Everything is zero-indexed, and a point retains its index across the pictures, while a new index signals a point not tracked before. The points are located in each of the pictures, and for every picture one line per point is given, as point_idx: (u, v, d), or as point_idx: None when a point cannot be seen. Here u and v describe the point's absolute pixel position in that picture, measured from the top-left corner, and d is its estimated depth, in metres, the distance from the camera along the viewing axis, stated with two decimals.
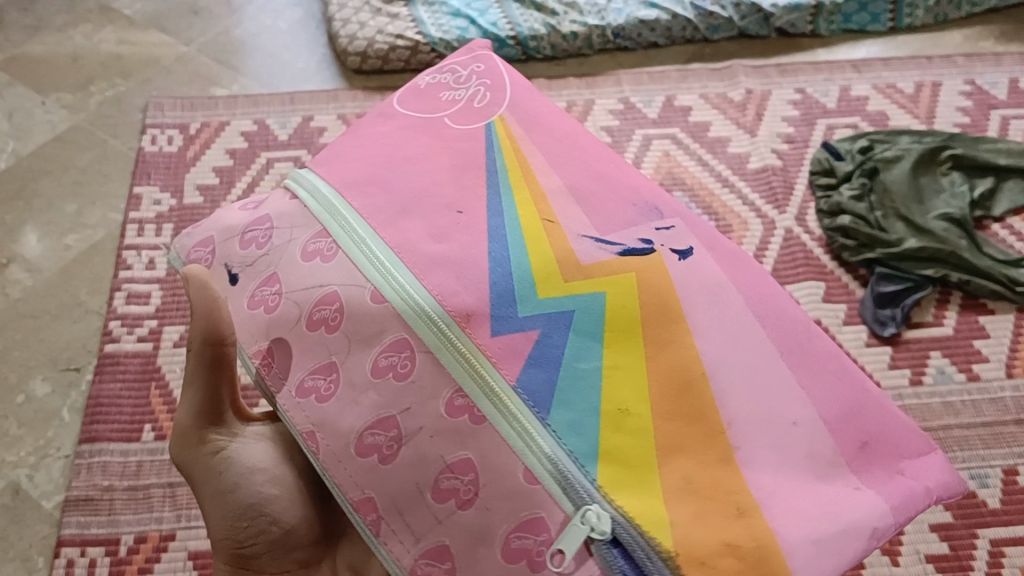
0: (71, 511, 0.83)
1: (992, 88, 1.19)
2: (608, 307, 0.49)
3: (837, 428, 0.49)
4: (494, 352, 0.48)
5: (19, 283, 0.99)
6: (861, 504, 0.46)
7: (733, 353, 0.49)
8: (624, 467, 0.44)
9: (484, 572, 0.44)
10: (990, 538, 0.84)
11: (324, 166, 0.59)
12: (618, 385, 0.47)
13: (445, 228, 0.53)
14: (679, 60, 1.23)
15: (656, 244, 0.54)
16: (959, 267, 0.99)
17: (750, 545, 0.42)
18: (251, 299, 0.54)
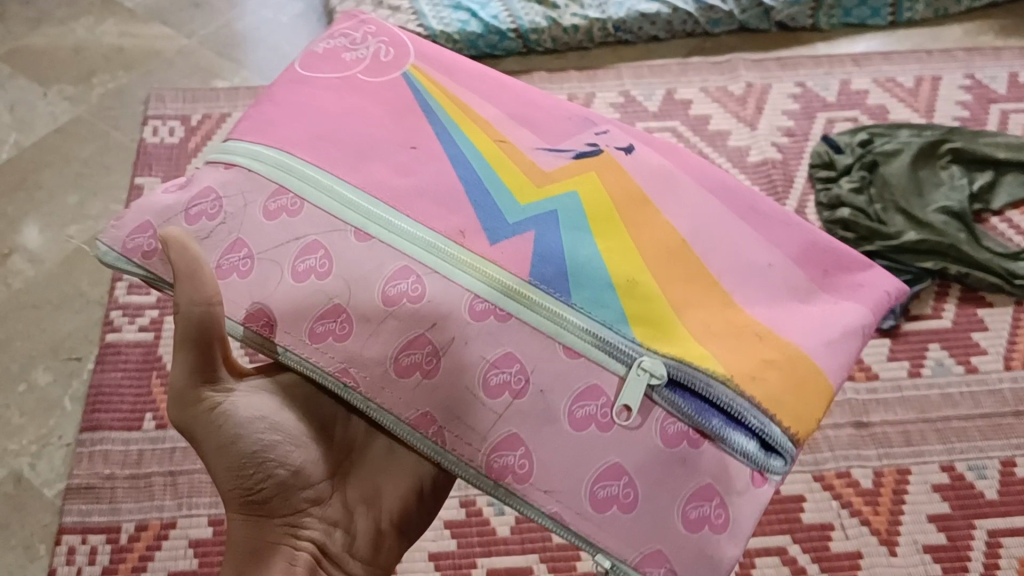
0: (72, 500, 0.83)
1: (992, 82, 1.20)
2: (584, 203, 0.53)
3: (803, 260, 0.55)
4: (499, 258, 0.50)
5: (21, 273, 0.99)
6: (847, 313, 0.53)
7: (703, 222, 0.54)
8: (651, 326, 0.48)
9: (561, 448, 0.46)
10: (987, 528, 0.84)
11: (258, 135, 0.56)
12: (616, 259, 0.51)
13: (405, 162, 0.54)
14: (680, 54, 1.23)
15: (601, 145, 0.57)
16: (958, 260, 0.99)
17: (778, 355, 0.49)
18: (219, 266, 0.53)
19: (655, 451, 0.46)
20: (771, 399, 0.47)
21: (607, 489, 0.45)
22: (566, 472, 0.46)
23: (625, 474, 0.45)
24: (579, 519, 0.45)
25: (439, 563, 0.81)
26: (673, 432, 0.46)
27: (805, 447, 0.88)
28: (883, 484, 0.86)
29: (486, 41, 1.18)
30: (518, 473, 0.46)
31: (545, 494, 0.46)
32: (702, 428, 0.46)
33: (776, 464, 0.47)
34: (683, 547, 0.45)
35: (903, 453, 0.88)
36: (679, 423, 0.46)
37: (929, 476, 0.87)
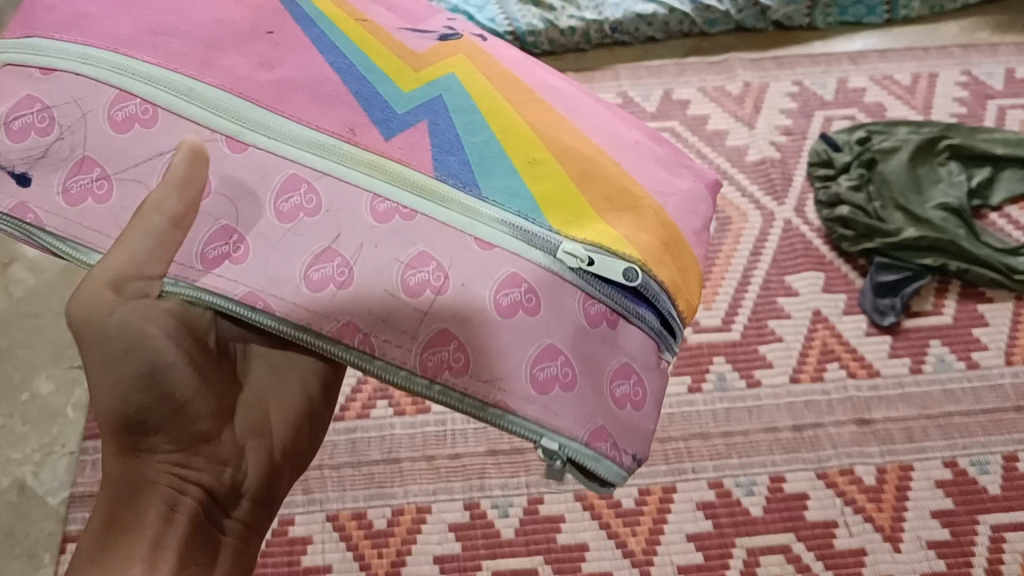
0: (78, 508, 0.83)
1: (988, 78, 1.20)
2: (469, 89, 0.51)
3: (652, 135, 0.58)
4: (396, 154, 0.47)
5: (20, 282, 0.99)
6: (705, 190, 0.57)
7: (563, 96, 0.55)
8: (559, 210, 0.48)
9: (492, 335, 0.44)
10: (990, 523, 0.84)
11: (77, 33, 0.48)
12: (515, 145, 0.49)
13: (268, 54, 0.49)
14: (677, 55, 1.24)
15: (460, 30, 0.56)
16: (957, 256, 0.99)
17: (665, 232, 0.51)
18: (63, 191, 0.46)
19: (493, 325, 0.44)
20: (674, 282, 0.51)
21: (510, 296, 0.45)
22: (503, 358, 0.44)
23: (524, 281, 0.46)
24: (523, 402, 0.44)
25: (444, 566, 0.81)
26: (507, 303, 0.45)
27: (808, 444, 0.88)
28: (886, 481, 0.86)
29: None
30: (455, 367, 0.44)
31: (486, 383, 0.44)
32: (616, 308, 0.48)
33: (669, 346, 0.52)
34: (620, 425, 0.47)
35: (906, 449, 0.88)
36: (510, 294, 0.45)
37: (931, 472, 0.87)
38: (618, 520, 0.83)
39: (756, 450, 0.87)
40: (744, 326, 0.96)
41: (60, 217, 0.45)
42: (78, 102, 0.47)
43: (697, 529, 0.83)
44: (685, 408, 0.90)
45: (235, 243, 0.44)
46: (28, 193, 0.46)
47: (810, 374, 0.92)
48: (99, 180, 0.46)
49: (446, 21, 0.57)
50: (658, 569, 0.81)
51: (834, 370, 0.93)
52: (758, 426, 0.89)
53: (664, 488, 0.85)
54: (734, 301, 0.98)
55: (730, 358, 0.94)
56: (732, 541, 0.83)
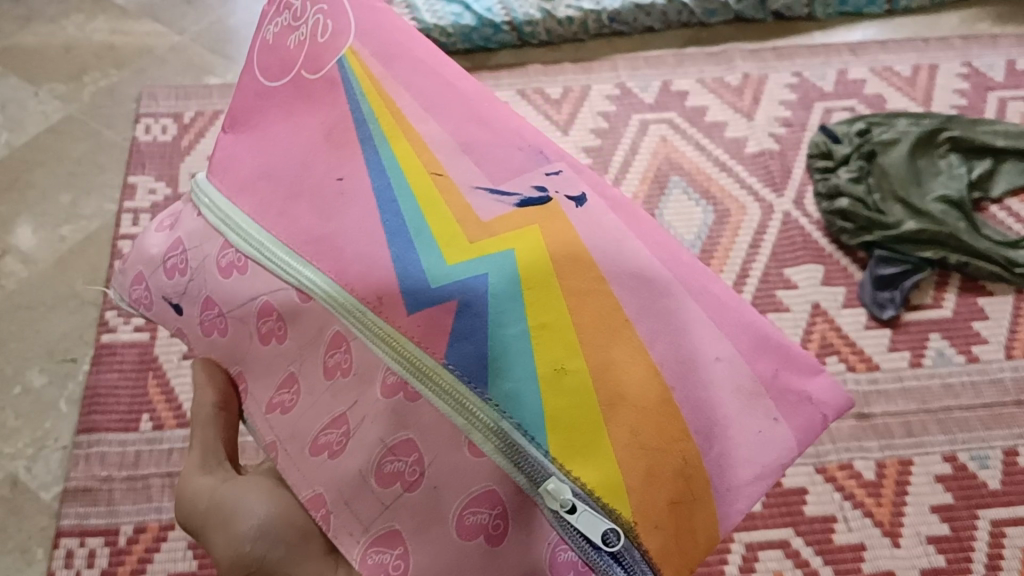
0: (70, 502, 0.82)
1: (989, 70, 1.19)
2: (520, 269, 0.39)
3: (760, 357, 0.39)
4: (415, 331, 0.39)
5: (13, 275, 0.98)
6: (781, 444, 0.38)
7: (644, 278, 0.40)
8: (566, 438, 0.37)
9: (442, 552, 0.37)
10: (990, 518, 0.84)
11: (216, 176, 0.48)
12: (546, 344, 0.38)
13: (329, 204, 0.43)
14: (675, 45, 1.23)
15: (551, 190, 0.43)
16: (958, 249, 0.99)
17: (682, 492, 0.37)
18: (202, 325, 0.47)
19: (368, 493, 0.39)
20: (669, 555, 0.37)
21: (393, 464, 0.38)
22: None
23: (416, 451, 0.38)
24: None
25: None
26: (388, 471, 0.38)
27: None
28: (885, 476, 0.86)
29: (480, 34, 1.18)
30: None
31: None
32: (591, 562, 0.37)
33: None
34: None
35: (905, 444, 0.87)
36: (394, 462, 0.38)
37: (931, 467, 0.86)
38: None
39: None
40: None
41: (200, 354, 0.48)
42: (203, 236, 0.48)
43: None
44: None
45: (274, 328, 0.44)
46: (180, 322, 0.49)
47: None
48: (218, 318, 0.46)
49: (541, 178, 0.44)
50: None
51: (833, 364, 0.92)
52: None
53: None
54: None
55: None
56: (731, 536, 0.82)
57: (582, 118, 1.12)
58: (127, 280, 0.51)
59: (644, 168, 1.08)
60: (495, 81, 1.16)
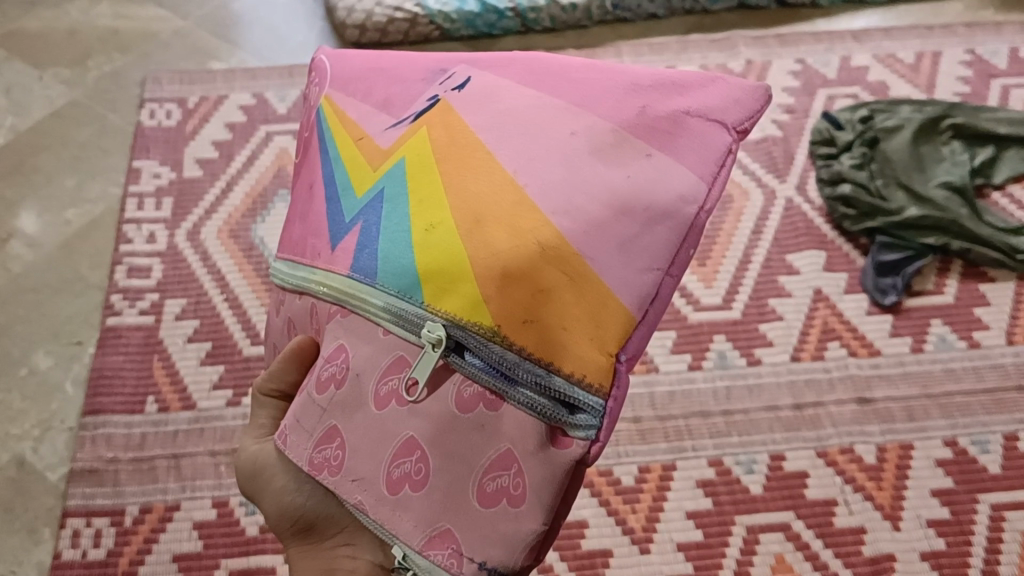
0: (77, 483, 0.83)
1: (992, 57, 1.19)
2: (407, 173, 0.46)
3: (620, 110, 0.44)
4: (336, 264, 0.47)
5: (18, 258, 0.99)
6: (673, 173, 0.42)
7: (502, 110, 0.45)
8: (437, 280, 0.42)
9: (366, 430, 0.43)
10: (990, 502, 0.84)
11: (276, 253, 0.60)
12: (420, 212, 0.44)
13: (305, 210, 0.53)
14: (679, 32, 1.23)
15: (440, 93, 0.49)
16: (960, 235, 0.99)
17: (549, 275, 0.40)
18: None
19: (313, 403, 0.45)
20: (549, 343, 0.40)
21: (330, 368, 0.45)
22: (368, 456, 0.42)
23: (343, 350, 0.45)
24: (376, 504, 0.42)
25: None
26: (325, 377, 0.45)
27: (808, 423, 0.88)
28: (886, 460, 0.86)
29: (484, 20, 1.19)
30: (332, 466, 0.43)
31: (353, 484, 0.42)
32: (493, 386, 0.41)
33: (580, 419, 0.40)
34: (478, 524, 0.40)
35: (907, 428, 0.88)
36: (331, 366, 0.45)
37: (932, 451, 0.87)
38: (619, 497, 0.83)
39: (756, 429, 0.87)
40: (744, 306, 0.96)
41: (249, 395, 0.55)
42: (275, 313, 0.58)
43: (697, 507, 0.83)
44: (686, 386, 0.90)
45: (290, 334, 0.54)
46: None
47: (811, 353, 0.92)
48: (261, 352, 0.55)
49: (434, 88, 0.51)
50: (658, 547, 0.81)
51: (834, 349, 0.93)
52: (758, 404, 0.89)
53: (664, 466, 0.85)
54: (734, 281, 0.98)
55: (730, 336, 0.93)
56: (731, 519, 0.83)
57: None
58: None
59: None
60: None
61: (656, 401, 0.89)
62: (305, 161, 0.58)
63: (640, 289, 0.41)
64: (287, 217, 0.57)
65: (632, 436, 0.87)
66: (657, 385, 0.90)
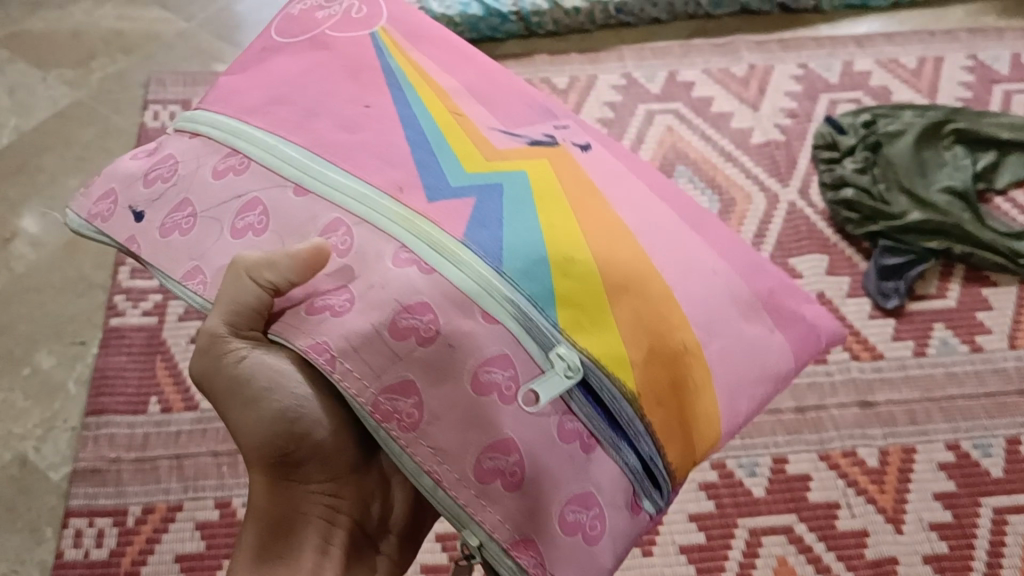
0: (79, 482, 0.83)
1: (994, 62, 1.19)
2: (533, 187, 0.49)
3: (754, 278, 0.52)
4: (434, 215, 0.47)
5: (22, 258, 0.99)
6: (776, 349, 0.51)
7: (646, 208, 0.52)
8: (574, 310, 0.45)
9: (455, 405, 0.43)
10: (993, 506, 0.84)
11: (222, 105, 0.55)
12: (556, 237, 0.47)
13: (358, 122, 0.52)
14: (681, 36, 1.23)
15: (558, 139, 0.55)
16: (963, 240, 0.99)
17: (678, 373, 0.47)
18: (162, 226, 0.52)
19: (383, 347, 0.43)
20: (665, 427, 0.46)
21: (410, 320, 0.43)
22: (455, 429, 0.43)
23: (431, 311, 0.44)
24: (456, 482, 0.43)
25: (445, 542, 0.79)
26: (403, 325, 0.43)
27: (811, 426, 0.88)
28: (888, 463, 0.86)
29: (487, 24, 1.19)
30: (404, 421, 0.43)
31: (430, 450, 0.43)
32: (598, 435, 0.45)
33: (653, 497, 0.47)
34: (558, 546, 0.43)
35: (909, 432, 0.88)
36: (414, 317, 0.43)
37: (935, 455, 0.87)
38: None
39: (759, 432, 0.87)
40: None
41: (158, 255, 0.52)
42: (196, 157, 0.54)
43: (700, 509, 0.83)
44: None
45: (259, 217, 0.49)
46: (137, 228, 0.53)
47: (813, 356, 0.92)
48: (188, 216, 0.51)
49: (550, 129, 0.56)
50: (661, 549, 0.81)
51: (836, 353, 0.93)
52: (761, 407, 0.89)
53: None
54: None
55: None
56: (734, 522, 0.83)
57: (589, 108, 1.13)
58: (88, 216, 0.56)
59: (649, 158, 1.09)
60: None
61: None
62: (332, 62, 0.55)
63: (737, 420, 0.49)
64: (289, 99, 0.54)
65: None
66: None
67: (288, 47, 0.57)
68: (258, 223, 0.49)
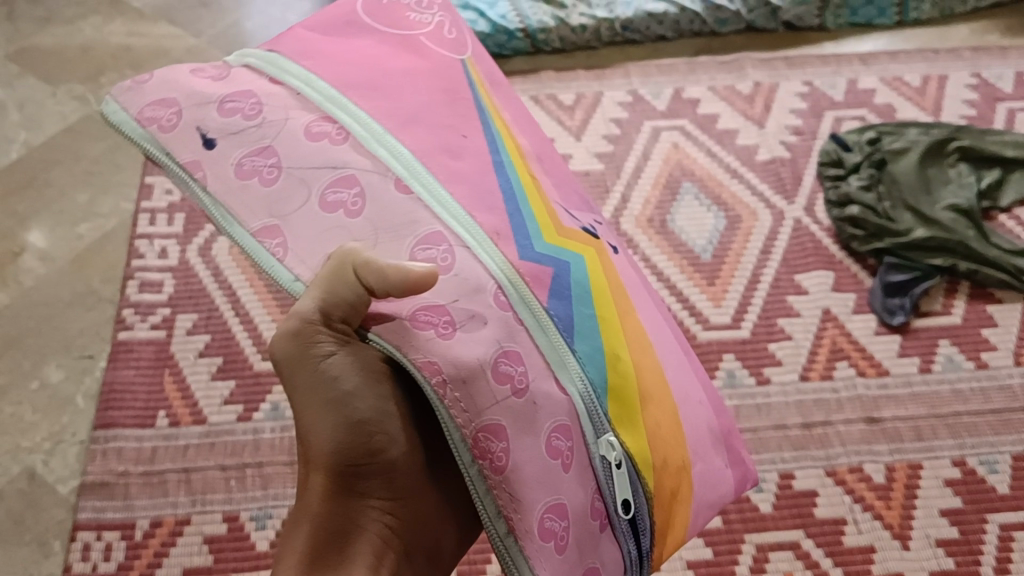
0: (87, 496, 0.83)
1: (998, 81, 1.20)
2: (594, 273, 0.49)
3: (718, 415, 0.55)
4: (525, 272, 0.45)
5: (31, 272, 0.99)
6: (721, 486, 0.53)
7: (655, 324, 0.54)
8: (623, 404, 0.46)
9: (538, 457, 0.41)
10: (999, 522, 0.84)
11: (312, 62, 0.51)
12: (611, 331, 0.47)
13: (456, 146, 0.49)
14: (687, 53, 1.24)
15: (598, 232, 0.56)
16: (967, 257, 1.00)
17: (677, 486, 0.48)
18: (237, 165, 0.47)
19: (486, 383, 0.41)
20: (655, 531, 0.48)
21: (508, 365, 0.42)
22: (539, 481, 0.40)
23: (522, 361, 0.42)
24: (528, 534, 0.40)
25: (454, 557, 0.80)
26: (504, 369, 0.41)
27: (817, 441, 0.88)
28: (894, 479, 0.86)
29: (494, 40, 1.20)
30: (495, 464, 0.40)
31: (512, 495, 0.40)
32: (613, 517, 0.45)
33: None
34: None
35: (914, 448, 0.88)
36: (509, 363, 0.42)
37: (941, 471, 0.87)
38: None
39: (765, 447, 0.87)
40: (752, 325, 0.96)
41: (228, 197, 0.46)
42: (281, 106, 0.49)
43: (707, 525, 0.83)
44: None
45: (355, 197, 0.45)
46: (205, 155, 0.47)
47: (819, 372, 0.93)
48: (275, 166, 0.47)
49: (590, 220, 0.57)
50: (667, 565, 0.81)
51: (842, 369, 0.93)
52: (767, 423, 0.89)
53: None
54: (743, 300, 0.98)
55: (739, 356, 0.94)
56: (741, 537, 0.83)
57: (595, 125, 1.14)
58: (139, 124, 0.49)
59: (655, 174, 1.09)
60: None
61: None
62: (427, 71, 0.52)
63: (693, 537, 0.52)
64: (382, 91, 0.50)
65: None
66: None
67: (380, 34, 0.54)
68: (354, 203, 0.45)
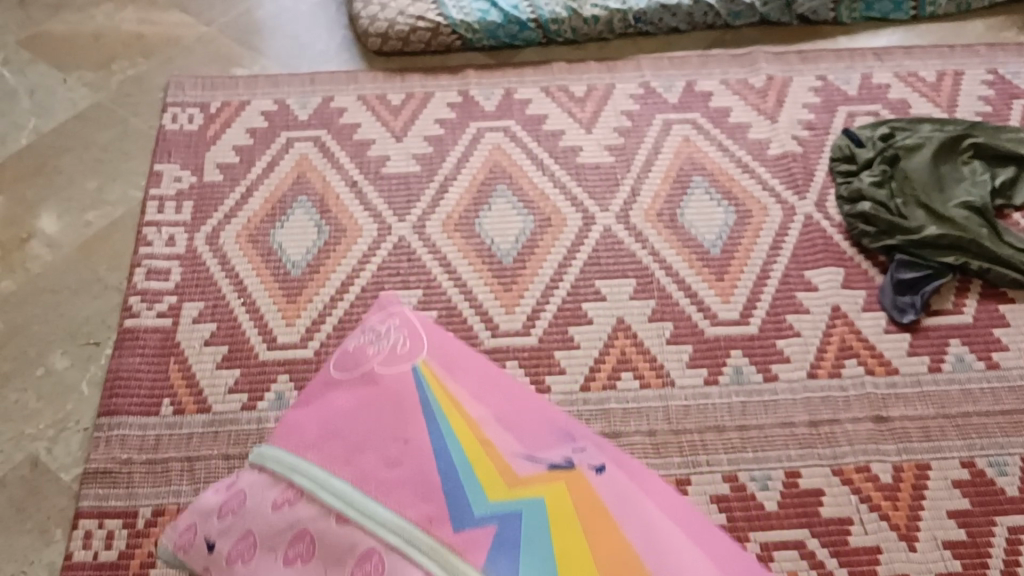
0: (90, 484, 0.83)
1: (1015, 77, 1.19)
2: (550, 517, 0.57)
3: None
4: (458, 544, 0.54)
5: (38, 258, 0.99)
6: None
7: (648, 526, 0.59)
8: None
9: None
10: (1008, 525, 0.83)
11: (279, 436, 0.65)
12: (568, 563, 0.54)
13: (395, 455, 0.60)
14: (700, 46, 1.23)
15: (575, 463, 0.64)
16: (979, 255, 0.99)
17: None
18: (228, 552, 0.58)
19: None
20: None
21: None
22: None
23: None
24: None
25: None
26: None
27: (823, 440, 0.87)
28: (902, 479, 0.85)
29: (506, 31, 1.20)
30: None
31: None
32: None
33: None
34: None
35: (923, 449, 0.87)
36: None
37: (949, 472, 0.86)
38: None
39: (771, 446, 0.87)
40: (760, 321, 0.95)
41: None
42: (264, 485, 0.61)
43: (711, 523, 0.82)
44: (701, 401, 0.90)
45: (309, 546, 0.56)
46: (211, 559, 0.59)
47: (827, 369, 0.92)
48: (250, 544, 0.58)
49: (569, 454, 0.65)
50: None
51: (851, 367, 0.92)
52: (773, 421, 0.88)
53: (678, 481, 0.84)
54: (751, 296, 0.97)
55: (746, 353, 0.93)
56: (745, 535, 0.81)
57: (605, 119, 1.13)
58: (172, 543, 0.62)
59: (664, 168, 1.09)
60: (520, 78, 1.17)
61: (671, 416, 0.88)
62: (379, 392, 0.65)
63: None
64: (337, 434, 0.63)
65: (646, 448, 0.86)
66: (671, 400, 0.90)
67: (339, 382, 0.68)
68: (307, 553, 0.56)
